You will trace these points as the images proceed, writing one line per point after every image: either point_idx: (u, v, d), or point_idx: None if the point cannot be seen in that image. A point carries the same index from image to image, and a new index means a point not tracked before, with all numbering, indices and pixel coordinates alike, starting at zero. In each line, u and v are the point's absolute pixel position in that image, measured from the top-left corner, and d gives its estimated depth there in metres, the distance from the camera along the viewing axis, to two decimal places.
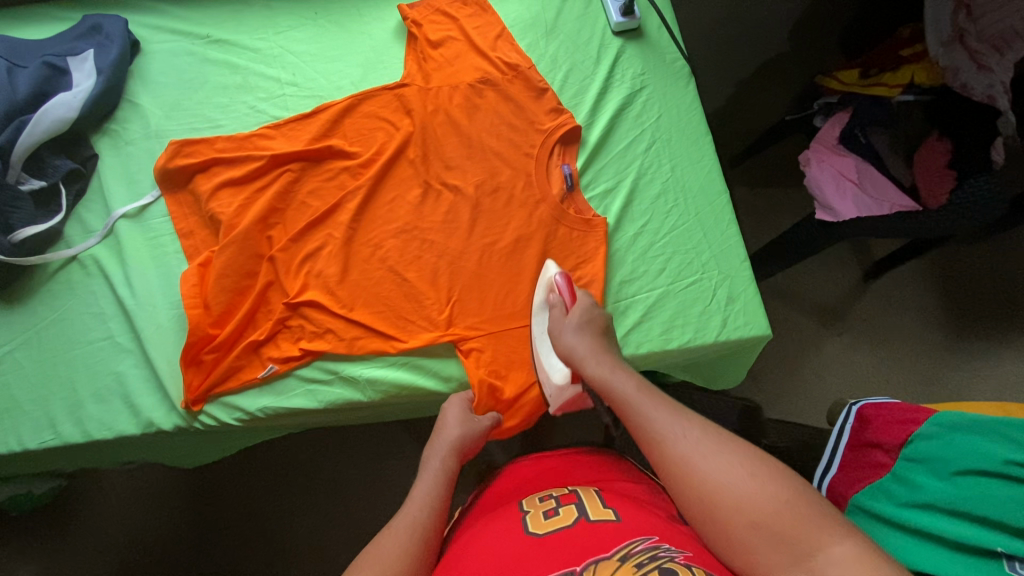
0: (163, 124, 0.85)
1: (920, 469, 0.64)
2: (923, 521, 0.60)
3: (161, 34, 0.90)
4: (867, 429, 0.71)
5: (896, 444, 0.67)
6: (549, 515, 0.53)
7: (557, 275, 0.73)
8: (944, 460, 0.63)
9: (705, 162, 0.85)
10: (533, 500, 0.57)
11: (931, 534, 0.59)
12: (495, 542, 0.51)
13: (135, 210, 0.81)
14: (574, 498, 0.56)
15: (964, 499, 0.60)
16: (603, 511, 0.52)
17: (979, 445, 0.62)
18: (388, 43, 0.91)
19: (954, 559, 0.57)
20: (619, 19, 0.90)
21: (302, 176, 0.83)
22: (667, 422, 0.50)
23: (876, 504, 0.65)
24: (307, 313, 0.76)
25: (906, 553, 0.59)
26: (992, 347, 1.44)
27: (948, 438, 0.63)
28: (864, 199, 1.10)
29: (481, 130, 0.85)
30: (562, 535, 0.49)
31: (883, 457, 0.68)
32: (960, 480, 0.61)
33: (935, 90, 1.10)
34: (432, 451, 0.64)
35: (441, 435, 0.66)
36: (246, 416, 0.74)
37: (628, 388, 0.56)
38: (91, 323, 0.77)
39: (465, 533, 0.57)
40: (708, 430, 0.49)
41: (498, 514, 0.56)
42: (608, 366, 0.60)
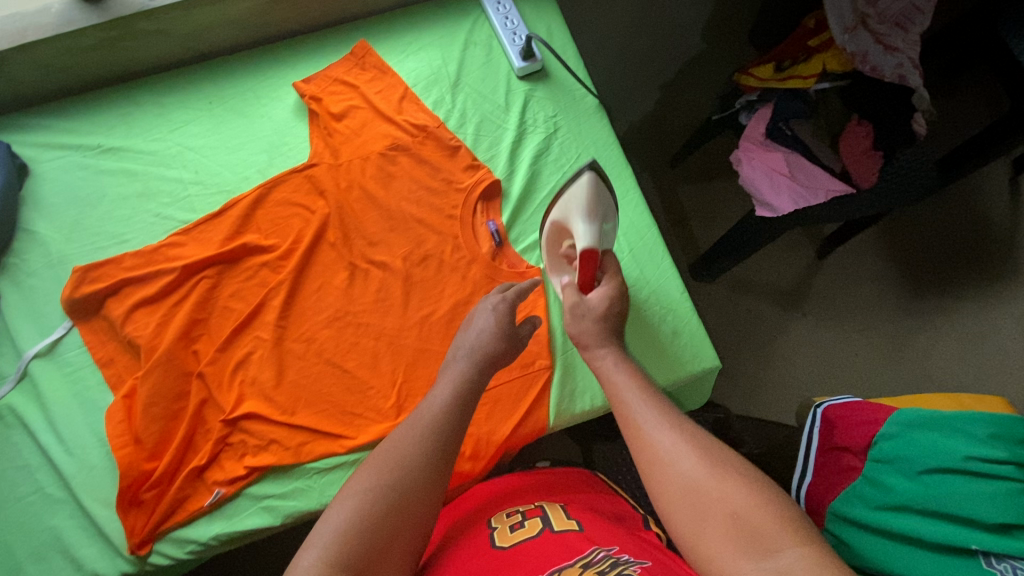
0: (64, 248, 0.81)
1: (890, 469, 0.67)
2: (898, 525, 0.63)
3: (49, 150, 0.85)
4: (835, 431, 0.76)
5: (863, 447, 0.72)
6: (515, 528, 0.56)
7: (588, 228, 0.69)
8: (910, 460, 0.66)
9: (631, 196, 0.84)
10: (501, 516, 0.60)
11: (907, 537, 0.62)
12: (463, 562, 0.53)
13: (46, 346, 0.76)
14: (539, 511, 0.59)
15: (932, 497, 0.62)
16: (567, 522, 0.56)
17: (941, 441, 0.65)
18: (290, 123, 0.88)
19: (930, 558, 0.60)
20: (521, 64, 0.88)
21: (221, 280, 0.79)
22: (658, 415, 0.51)
23: (852, 509, 0.68)
24: (247, 426, 0.73)
25: (883, 556, 0.63)
26: (951, 303, 1.46)
27: (908, 437, 0.67)
28: (798, 191, 1.08)
29: (399, 199, 0.83)
30: (525, 546, 0.52)
31: (853, 461, 0.72)
32: (926, 479, 0.64)
33: (848, 75, 1.10)
34: (456, 354, 0.61)
35: (471, 336, 0.63)
36: (200, 547, 0.70)
37: (628, 381, 0.56)
38: (18, 477, 0.72)
39: (436, 551, 0.59)
40: (696, 433, 0.49)
41: (468, 534, 0.59)
42: (610, 352, 0.59)
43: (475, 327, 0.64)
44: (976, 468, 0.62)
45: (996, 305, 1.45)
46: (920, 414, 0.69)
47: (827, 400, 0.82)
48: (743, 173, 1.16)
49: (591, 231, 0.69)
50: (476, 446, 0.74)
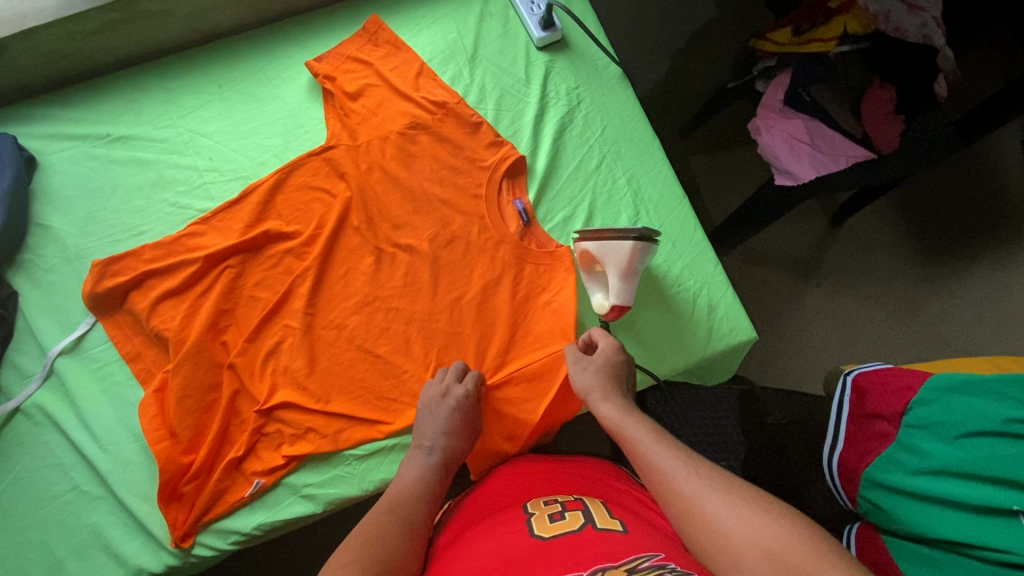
0: (81, 242, 0.79)
1: (925, 434, 0.66)
2: (936, 487, 0.62)
3: (57, 142, 0.83)
4: (867, 398, 0.74)
5: (896, 414, 0.70)
6: (556, 519, 0.53)
7: (621, 261, 0.66)
8: (946, 424, 0.64)
9: (659, 169, 0.82)
10: (538, 504, 0.58)
11: (946, 499, 0.61)
12: (499, 546, 0.51)
13: (71, 343, 0.75)
14: (580, 505, 0.57)
15: (972, 461, 0.61)
16: (610, 521, 0.53)
17: (978, 404, 0.63)
18: (304, 105, 0.85)
19: (971, 520, 0.59)
20: (541, 34, 0.85)
21: (245, 269, 0.77)
22: (681, 463, 0.53)
23: (889, 475, 0.67)
24: (282, 416, 0.72)
25: (921, 520, 0.62)
26: (965, 266, 1.45)
27: (945, 402, 0.65)
28: (819, 157, 1.06)
29: (421, 179, 0.81)
30: (567, 539, 0.50)
31: (886, 427, 0.71)
32: (964, 443, 0.62)
33: (870, 36, 1.08)
34: (426, 445, 0.65)
35: (438, 431, 0.66)
36: (243, 537, 0.69)
37: (642, 432, 0.58)
38: (52, 476, 0.71)
39: (461, 536, 0.57)
40: (719, 477, 0.51)
41: (502, 518, 0.57)
42: (622, 408, 0.62)
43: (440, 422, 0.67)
44: (1018, 430, 0.59)
45: (1009, 267, 1.44)
46: (957, 377, 0.65)
47: (858, 368, 0.81)
48: (762, 142, 1.13)
49: (624, 291, 0.67)
50: (512, 425, 0.73)
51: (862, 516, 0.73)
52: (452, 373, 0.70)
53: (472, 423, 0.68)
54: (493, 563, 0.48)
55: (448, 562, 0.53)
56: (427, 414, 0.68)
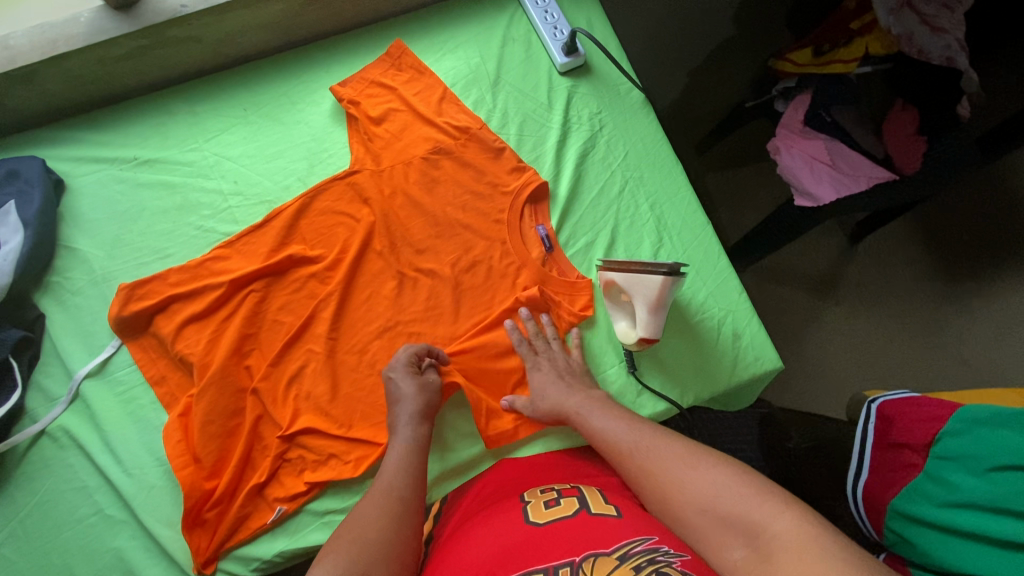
0: (107, 265, 0.80)
1: (954, 467, 0.65)
2: (964, 522, 0.61)
3: (85, 165, 0.84)
4: (892, 428, 0.72)
5: (923, 444, 0.69)
6: (550, 506, 0.53)
7: (650, 295, 0.65)
8: (976, 457, 0.63)
9: (682, 195, 0.82)
10: (535, 492, 0.58)
11: (974, 534, 0.60)
12: (495, 536, 0.50)
13: (97, 366, 0.75)
14: (576, 492, 0.56)
15: (1005, 496, 0.59)
16: (605, 505, 0.52)
17: (1007, 438, 0.62)
18: (328, 129, 0.86)
19: (1000, 555, 0.58)
20: (563, 60, 0.85)
21: (269, 293, 0.78)
22: (633, 441, 0.58)
23: (918, 508, 0.66)
24: (304, 442, 0.72)
25: (949, 555, 0.61)
26: (987, 286, 1.43)
27: (974, 434, 0.64)
28: (838, 178, 1.06)
29: (444, 204, 0.81)
30: (561, 524, 0.49)
31: (913, 457, 0.69)
32: (994, 477, 0.61)
33: (891, 57, 1.07)
34: (395, 421, 0.67)
35: (401, 404, 0.67)
36: (264, 564, 0.69)
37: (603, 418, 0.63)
38: (76, 499, 0.71)
39: (460, 529, 0.57)
40: (670, 444, 0.56)
41: (500, 508, 0.56)
42: (580, 403, 0.66)
43: (402, 396, 0.68)
44: None
45: None
46: (986, 408, 0.65)
47: (884, 395, 0.79)
48: (782, 162, 1.13)
49: (653, 325, 0.66)
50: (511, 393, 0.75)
51: (888, 547, 0.72)
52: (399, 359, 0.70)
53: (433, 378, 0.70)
54: (488, 553, 0.48)
55: (448, 555, 0.53)
56: (391, 398, 0.69)
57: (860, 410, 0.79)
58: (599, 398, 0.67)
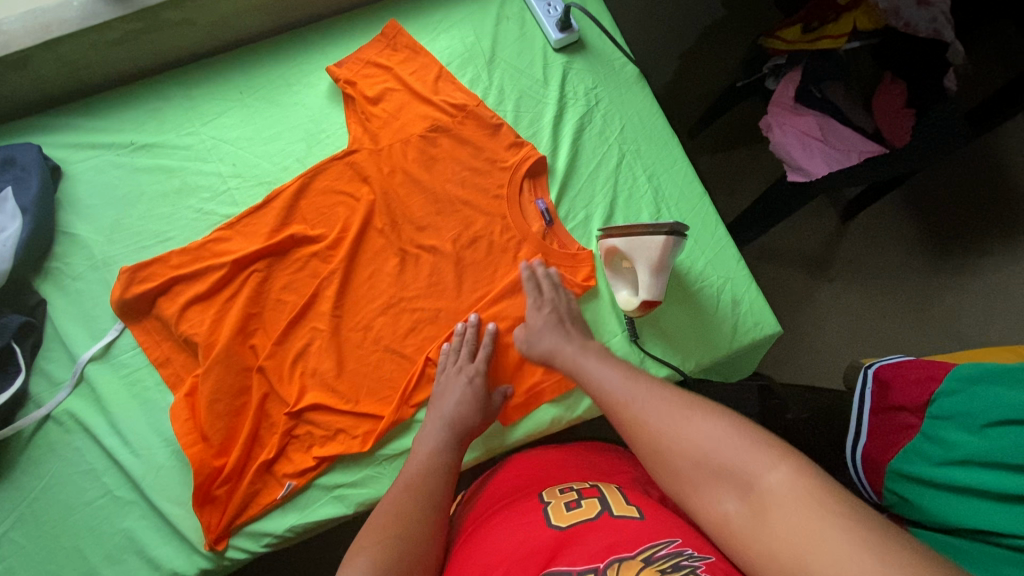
0: (107, 250, 0.80)
1: (950, 426, 0.66)
2: (963, 478, 0.62)
3: (81, 151, 0.83)
4: (890, 391, 0.74)
5: (919, 406, 0.70)
6: (572, 508, 0.53)
7: (651, 256, 0.66)
8: (971, 414, 0.64)
9: (679, 166, 0.83)
10: (554, 492, 0.58)
11: (972, 489, 0.61)
12: (517, 539, 0.51)
13: (100, 349, 0.75)
14: (596, 492, 0.56)
15: (998, 450, 0.61)
16: (627, 508, 0.52)
17: (1002, 394, 0.63)
18: (325, 110, 0.86)
19: (998, 508, 0.59)
20: (558, 36, 0.86)
21: (271, 273, 0.78)
22: (620, 389, 0.55)
23: (915, 467, 0.67)
24: (311, 418, 0.73)
25: (949, 511, 0.62)
26: (976, 259, 1.45)
27: (969, 393, 0.66)
28: (831, 153, 1.06)
29: (443, 181, 0.81)
30: (583, 526, 0.49)
31: (910, 419, 0.71)
32: (990, 432, 0.62)
33: (880, 33, 1.09)
34: (433, 419, 0.68)
35: (443, 402, 0.69)
36: (275, 539, 0.70)
37: (591, 364, 0.61)
38: (84, 482, 0.71)
39: (480, 528, 0.58)
40: (658, 392, 0.52)
41: (520, 509, 0.57)
42: (572, 352, 0.64)
43: (447, 393, 0.69)
44: None
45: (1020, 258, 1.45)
46: (979, 367, 0.66)
47: (877, 359, 0.81)
48: (774, 139, 1.13)
49: (655, 287, 0.67)
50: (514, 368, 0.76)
51: (888, 507, 0.73)
52: (452, 343, 0.73)
53: (480, 369, 0.71)
54: (511, 557, 0.49)
55: (471, 554, 0.54)
56: (436, 395, 0.70)
57: (857, 376, 0.81)
58: (592, 347, 0.65)
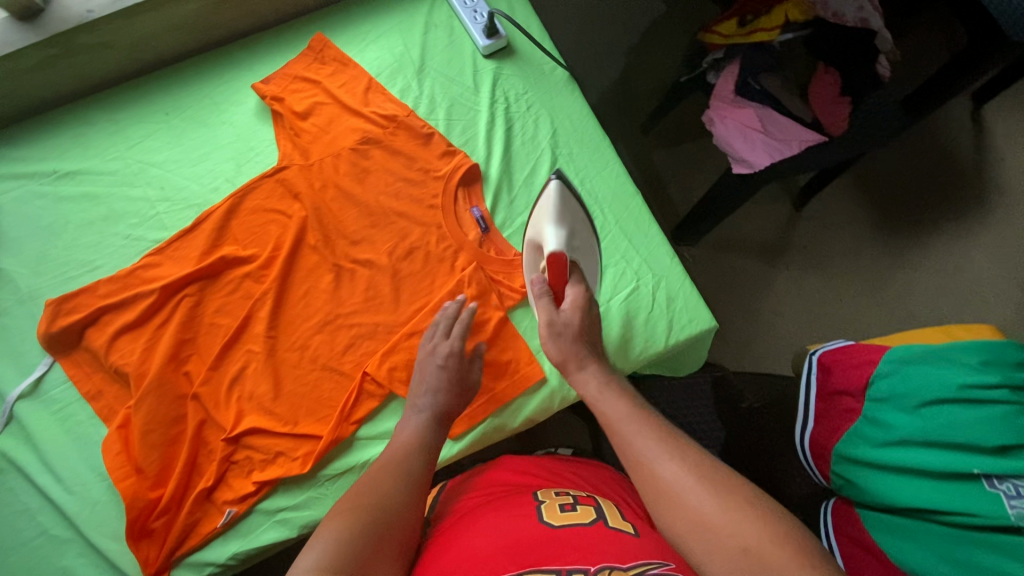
0: (33, 282, 0.78)
1: (888, 407, 0.67)
2: (903, 458, 0.63)
3: (2, 182, 0.81)
4: (831, 377, 0.75)
5: (860, 389, 0.71)
6: (567, 510, 0.55)
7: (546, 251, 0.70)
8: (907, 395, 0.65)
9: (611, 168, 0.83)
10: (549, 493, 0.59)
11: (911, 469, 0.63)
12: (509, 528, 0.52)
13: (29, 385, 0.74)
14: (591, 502, 0.58)
15: (933, 430, 0.62)
16: (622, 522, 0.53)
17: (934, 374, 0.64)
18: (254, 127, 0.85)
19: (936, 486, 0.61)
20: (485, 42, 0.86)
21: (203, 297, 0.77)
22: (660, 447, 0.53)
23: (857, 449, 0.68)
24: (250, 442, 0.72)
25: (893, 492, 0.63)
26: (925, 239, 1.49)
27: (904, 373, 0.66)
28: (772, 143, 1.07)
29: (376, 194, 0.81)
30: (576, 530, 0.50)
31: (852, 403, 0.71)
32: (925, 412, 0.63)
33: (810, 23, 1.09)
34: (418, 400, 0.67)
35: (426, 384, 0.68)
36: (218, 568, 0.69)
37: (619, 410, 0.59)
38: (19, 523, 0.69)
39: (465, 515, 0.59)
40: (696, 460, 0.52)
41: (512, 502, 0.58)
42: (593, 378, 0.63)
43: (428, 374, 0.68)
44: (973, 396, 0.61)
45: (967, 236, 1.48)
46: (915, 349, 0.67)
47: (822, 346, 0.81)
48: (717, 132, 1.14)
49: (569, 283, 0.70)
50: None
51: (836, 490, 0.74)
52: (431, 322, 0.72)
53: (458, 350, 0.70)
54: (499, 544, 0.50)
55: (455, 536, 0.55)
56: (418, 378, 0.69)
57: (805, 363, 0.82)
58: (616, 379, 0.63)
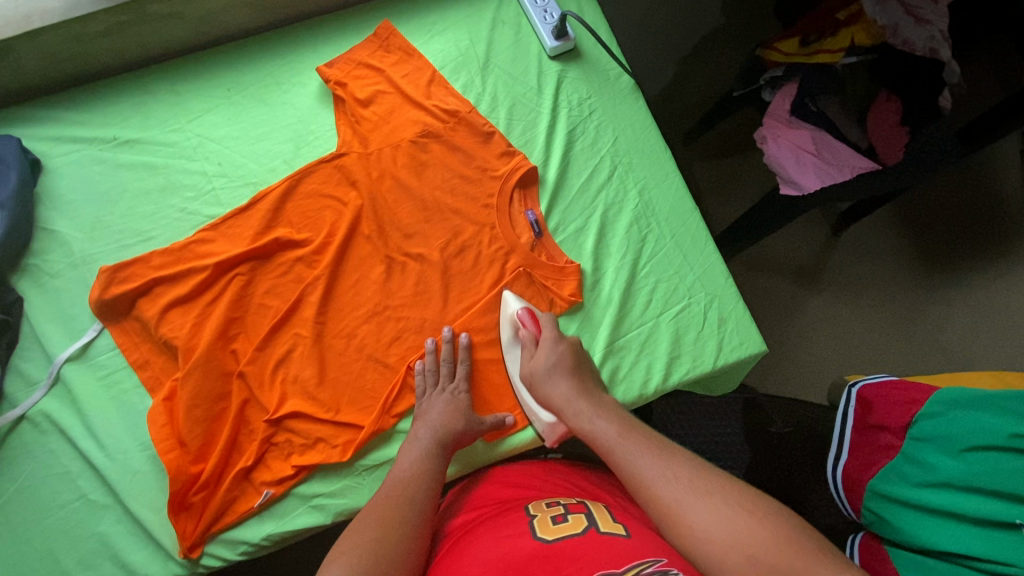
0: (87, 247, 0.78)
1: (929, 448, 0.65)
2: (944, 502, 0.62)
3: (62, 144, 0.82)
4: (871, 412, 0.72)
5: (901, 426, 0.69)
6: (559, 522, 0.54)
7: (519, 310, 0.73)
8: (952, 437, 0.64)
9: (670, 181, 0.82)
10: (540, 505, 0.58)
11: (951, 512, 0.61)
12: (503, 548, 0.51)
13: (78, 350, 0.74)
14: (582, 509, 0.57)
15: (977, 475, 0.61)
16: (613, 525, 0.53)
17: (983, 420, 0.63)
18: (314, 110, 0.85)
19: (973, 533, 0.60)
20: (553, 44, 0.85)
21: (254, 277, 0.77)
22: (654, 466, 0.52)
23: (893, 486, 0.66)
24: (291, 426, 0.72)
25: (926, 533, 0.62)
26: (963, 275, 1.46)
27: (951, 415, 0.65)
28: (824, 168, 1.06)
29: (433, 188, 0.80)
30: (571, 542, 0.50)
31: (892, 439, 0.69)
32: (970, 457, 0.62)
33: (877, 49, 1.08)
34: (420, 432, 0.67)
35: (428, 417, 0.69)
36: (252, 547, 0.69)
37: (609, 432, 0.59)
38: (59, 485, 0.70)
39: (464, 535, 0.58)
40: (693, 469, 0.51)
41: (505, 519, 0.57)
42: (586, 410, 0.63)
43: (430, 409, 0.69)
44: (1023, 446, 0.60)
45: (1006, 277, 1.45)
46: (965, 391, 0.65)
47: (861, 378, 0.78)
48: (768, 151, 1.13)
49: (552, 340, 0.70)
50: (499, 382, 0.76)
51: (865, 526, 0.71)
52: (428, 360, 0.73)
53: (462, 387, 0.72)
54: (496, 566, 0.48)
55: (455, 563, 0.53)
56: (420, 413, 0.70)
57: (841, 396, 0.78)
58: (609, 407, 0.63)
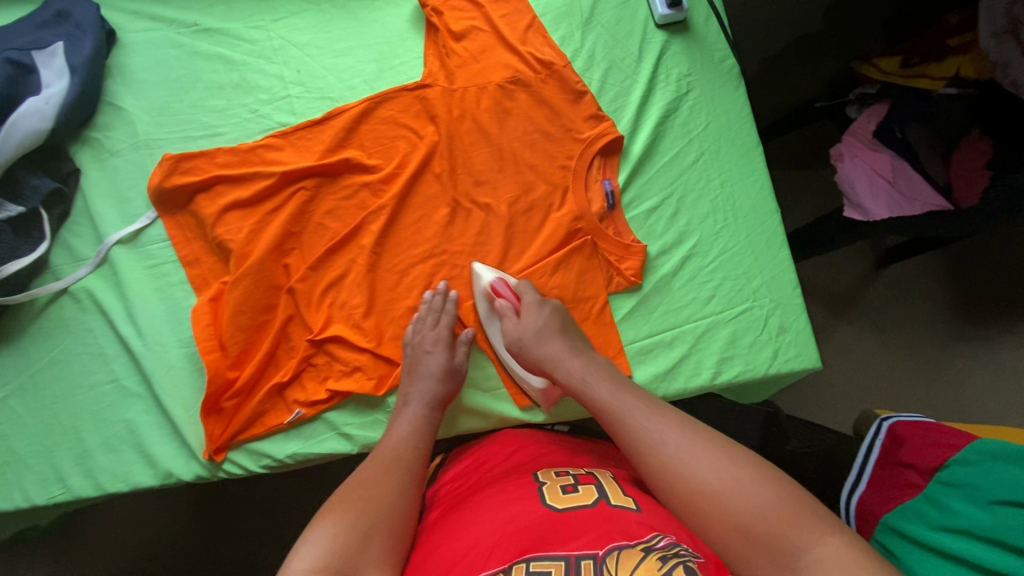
0: (151, 132, 0.75)
1: (955, 494, 0.59)
2: (958, 548, 0.56)
3: (140, 21, 0.79)
4: (901, 448, 0.65)
5: (930, 468, 0.62)
6: (568, 491, 0.50)
7: (494, 279, 0.72)
8: (981, 487, 0.57)
9: (756, 178, 0.79)
10: (549, 473, 0.55)
11: (964, 560, 0.55)
12: (508, 512, 0.48)
13: (130, 234, 0.72)
14: (593, 479, 0.53)
15: (1006, 531, 0.54)
16: (624, 497, 0.50)
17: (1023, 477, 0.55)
18: (404, 34, 0.81)
19: None
20: (665, 11, 0.81)
21: (318, 194, 0.74)
22: (650, 427, 0.51)
23: (907, 524, 0.61)
24: (332, 350, 0.70)
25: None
26: (1004, 336, 1.39)
27: (987, 466, 0.58)
28: (896, 198, 0.96)
29: (512, 139, 0.77)
30: (581, 512, 0.46)
31: (916, 478, 0.63)
32: (999, 510, 0.55)
33: (981, 84, 0.95)
34: (412, 393, 0.66)
35: (421, 374, 0.67)
36: (274, 462, 0.69)
37: (603, 390, 0.58)
38: (91, 365, 0.69)
39: (467, 497, 0.54)
40: (687, 429, 0.50)
41: (511, 484, 0.53)
42: (579, 367, 0.62)
43: (422, 364, 0.67)
44: None
45: None
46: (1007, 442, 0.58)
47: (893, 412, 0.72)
48: (841, 170, 1.03)
49: (524, 287, 0.70)
50: None
51: None
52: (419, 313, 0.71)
53: (443, 332, 0.69)
54: (503, 532, 0.45)
55: (455, 523, 0.50)
56: (412, 369, 0.68)
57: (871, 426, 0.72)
58: (603, 365, 0.62)
